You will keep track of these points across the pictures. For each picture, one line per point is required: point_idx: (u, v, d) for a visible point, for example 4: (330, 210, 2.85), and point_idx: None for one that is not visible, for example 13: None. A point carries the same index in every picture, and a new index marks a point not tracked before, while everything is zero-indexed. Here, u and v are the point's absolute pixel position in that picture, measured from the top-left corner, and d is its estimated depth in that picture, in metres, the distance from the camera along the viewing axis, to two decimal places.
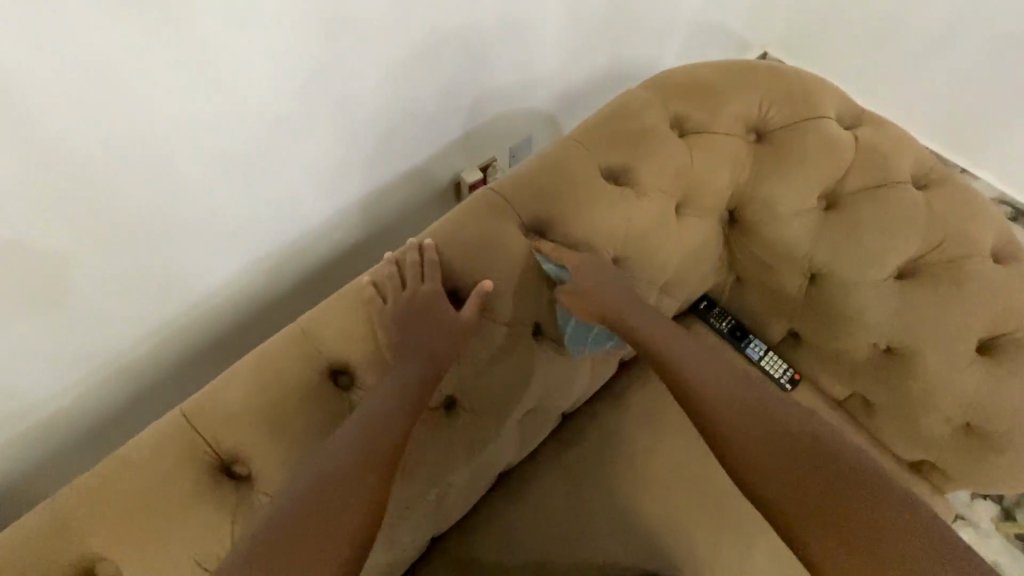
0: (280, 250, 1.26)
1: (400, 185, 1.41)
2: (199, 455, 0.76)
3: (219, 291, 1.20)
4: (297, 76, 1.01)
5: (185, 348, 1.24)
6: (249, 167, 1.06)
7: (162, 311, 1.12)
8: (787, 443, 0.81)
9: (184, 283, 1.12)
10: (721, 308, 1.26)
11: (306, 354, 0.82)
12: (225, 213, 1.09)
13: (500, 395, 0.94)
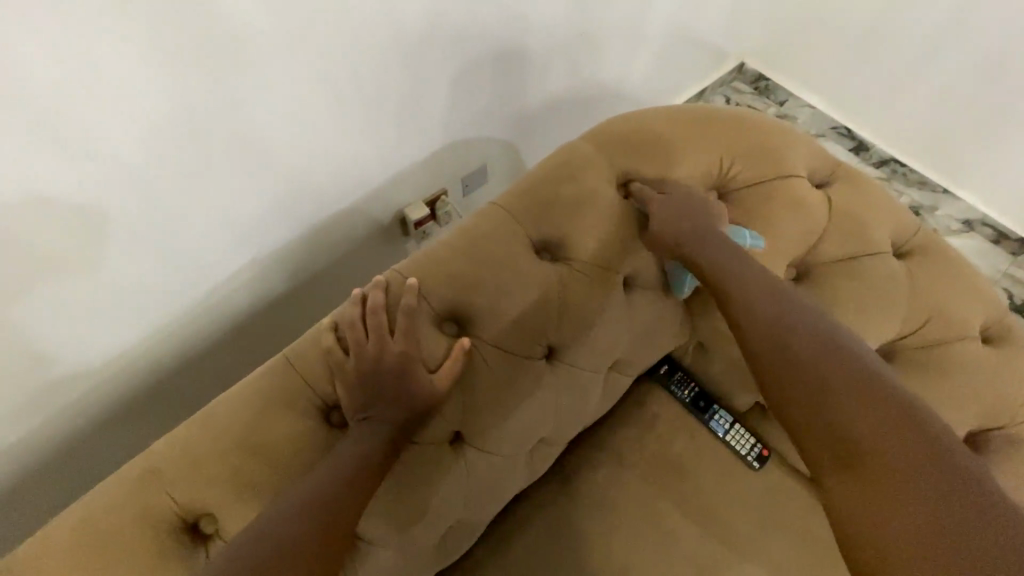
0: (188, 330, 1.11)
1: (326, 237, 1.22)
2: None
3: (108, 363, 1.02)
4: (191, 154, 0.90)
5: (65, 434, 1.04)
6: (148, 256, 0.96)
7: (46, 411, 0.99)
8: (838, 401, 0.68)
9: (64, 361, 0.96)
10: (683, 373, 1.19)
11: (152, 505, 0.67)
12: (121, 307, 0.98)
13: (413, 521, 0.78)
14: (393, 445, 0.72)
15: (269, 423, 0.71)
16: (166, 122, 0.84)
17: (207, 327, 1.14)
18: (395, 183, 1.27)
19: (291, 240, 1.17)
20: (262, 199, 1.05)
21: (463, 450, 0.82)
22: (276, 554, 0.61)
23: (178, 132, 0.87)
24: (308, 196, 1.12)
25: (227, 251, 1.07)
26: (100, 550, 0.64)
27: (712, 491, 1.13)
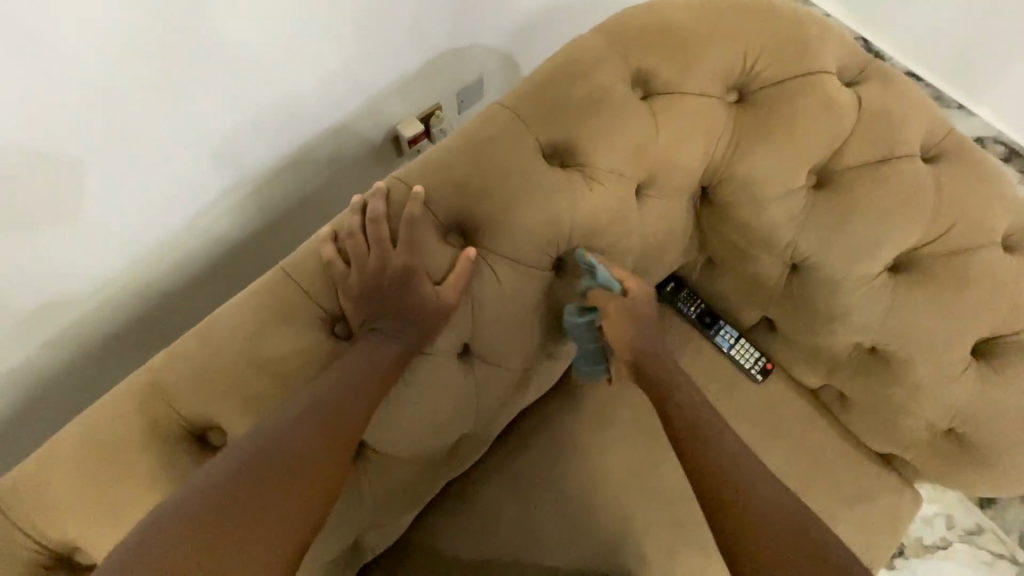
0: (168, 263, 1.05)
1: (316, 155, 1.13)
2: (25, 543, 0.61)
3: (98, 288, 0.97)
4: (134, 91, 0.80)
5: (60, 361, 1.00)
6: (106, 204, 0.89)
7: (24, 360, 0.95)
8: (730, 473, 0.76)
9: (56, 284, 0.91)
10: (689, 290, 1.17)
11: (159, 417, 0.65)
12: (98, 239, 0.92)
13: (421, 433, 0.78)
14: (399, 358, 0.70)
15: (268, 338, 0.68)
16: (99, 48, 0.74)
17: (198, 250, 1.08)
18: (385, 95, 1.16)
19: (281, 157, 1.08)
20: (225, 129, 0.95)
21: (470, 363, 0.80)
22: (275, 460, 0.61)
23: (110, 66, 0.76)
24: (282, 119, 1.02)
25: (195, 189, 0.99)
26: (108, 461, 0.63)
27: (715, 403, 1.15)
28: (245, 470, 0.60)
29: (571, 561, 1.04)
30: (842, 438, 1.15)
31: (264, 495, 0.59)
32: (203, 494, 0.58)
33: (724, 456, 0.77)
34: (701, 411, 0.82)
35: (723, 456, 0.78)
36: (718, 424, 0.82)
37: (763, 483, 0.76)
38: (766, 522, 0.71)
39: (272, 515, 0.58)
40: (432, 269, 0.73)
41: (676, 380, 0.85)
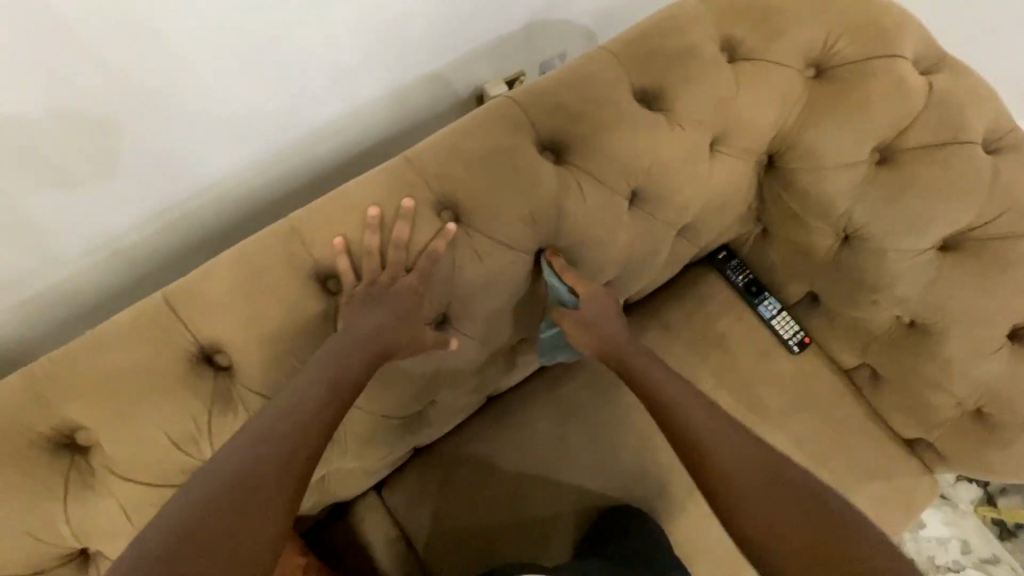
0: (273, 182, 1.08)
1: (413, 100, 1.17)
2: (177, 340, 0.72)
3: (212, 194, 1.01)
4: (286, 9, 0.85)
5: (157, 259, 1.04)
6: (219, 116, 0.91)
7: (121, 249, 0.97)
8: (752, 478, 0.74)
9: (178, 184, 0.95)
10: (739, 260, 1.25)
11: (294, 257, 0.76)
12: (227, 147, 0.96)
13: (498, 321, 0.89)
14: (489, 244, 0.82)
15: (388, 208, 0.79)
16: None
17: (300, 175, 1.11)
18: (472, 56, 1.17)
19: (385, 97, 1.11)
20: (338, 59, 0.97)
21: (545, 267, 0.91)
22: (247, 477, 0.64)
23: None
24: (394, 55, 1.05)
25: (301, 113, 1.01)
26: (247, 283, 0.74)
27: (754, 367, 1.21)
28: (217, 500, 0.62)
29: (599, 482, 1.14)
30: (869, 419, 1.20)
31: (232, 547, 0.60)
32: (169, 533, 0.59)
33: (719, 451, 0.78)
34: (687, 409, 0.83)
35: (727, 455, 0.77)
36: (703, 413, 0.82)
37: (747, 448, 0.78)
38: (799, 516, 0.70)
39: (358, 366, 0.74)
40: (528, 175, 0.83)
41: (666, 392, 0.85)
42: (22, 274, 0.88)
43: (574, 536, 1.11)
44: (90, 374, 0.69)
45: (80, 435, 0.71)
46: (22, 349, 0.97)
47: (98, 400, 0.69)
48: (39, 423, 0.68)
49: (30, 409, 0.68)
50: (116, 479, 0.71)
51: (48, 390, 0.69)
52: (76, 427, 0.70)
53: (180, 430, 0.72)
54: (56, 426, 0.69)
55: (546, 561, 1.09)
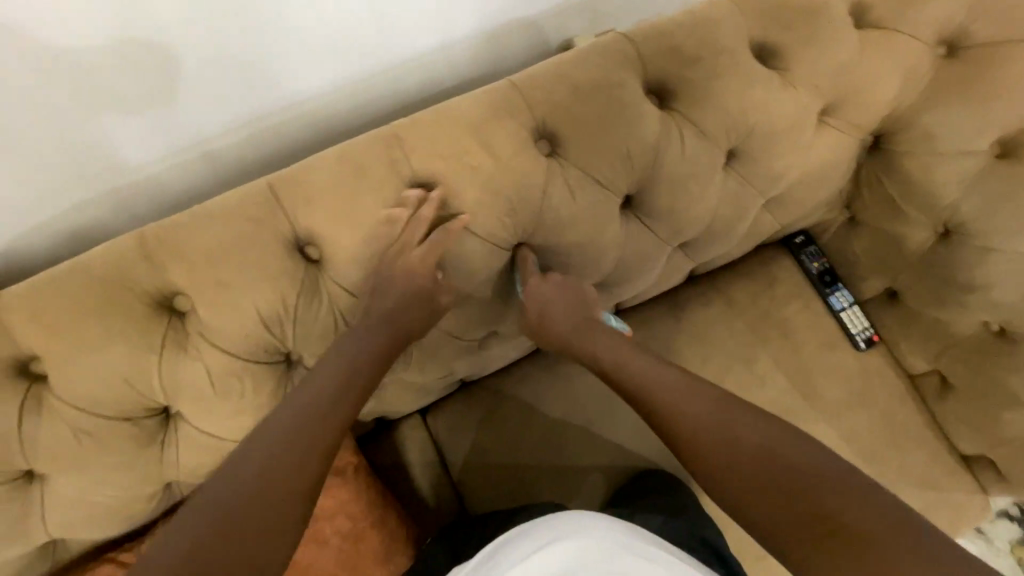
0: (355, 103, 1.05)
1: (506, 39, 1.10)
2: (276, 225, 0.75)
3: (296, 105, 0.98)
4: None
5: (232, 164, 1.02)
6: (317, 32, 0.88)
7: (206, 154, 0.96)
8: (724, 448, 0.74)
9: (263, 90, 0.92)
10: (817, 247, 1.21)
11: (392, 163, 0.77)
12: (318, 57, 0.92)
13: (573, 260, 0.89)
14: (585, 180, 0.82)
15: (487, 128, 0.79)
16: None
17: (383, 100, 1.07)
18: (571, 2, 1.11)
19: (481, 30, 1.05)
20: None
21: (626, 215, 0.90)
22: (284, 447, 0.70)
23: None
24: None
25: (395, 42, 0.97)
26: (348, 181, 0.76)
27: (815, 357, 1.18)
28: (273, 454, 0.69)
29: (639, 443, 1.15)
30: (929, 427, 1.15)
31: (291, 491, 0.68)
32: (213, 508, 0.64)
33: (703, 429, 0.77)
34: (673, 398, 0.81)
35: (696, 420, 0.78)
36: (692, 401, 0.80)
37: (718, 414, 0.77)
38: (773, 479, 0.70)
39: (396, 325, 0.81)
40: (631, 115, 0.81)
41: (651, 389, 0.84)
42: (97, 160, 0.87)
43: (603, 489, 1.12)
44: (196, 245, 0.73)
45: (177, 301, 0.75)
46: (87, 234, 0.98)
47: (199, 270, 0.73)
48: (146, 283, 0.73)
49: (138, 268, 0.72)
50: (206, 346, 0.75)
51: (155, 255, 0.73)
52: (176, 293, 0.74)
53: (270, 310, 0.76)
54: (159, 288, 0.74)
55: (576, 504, 1.11)
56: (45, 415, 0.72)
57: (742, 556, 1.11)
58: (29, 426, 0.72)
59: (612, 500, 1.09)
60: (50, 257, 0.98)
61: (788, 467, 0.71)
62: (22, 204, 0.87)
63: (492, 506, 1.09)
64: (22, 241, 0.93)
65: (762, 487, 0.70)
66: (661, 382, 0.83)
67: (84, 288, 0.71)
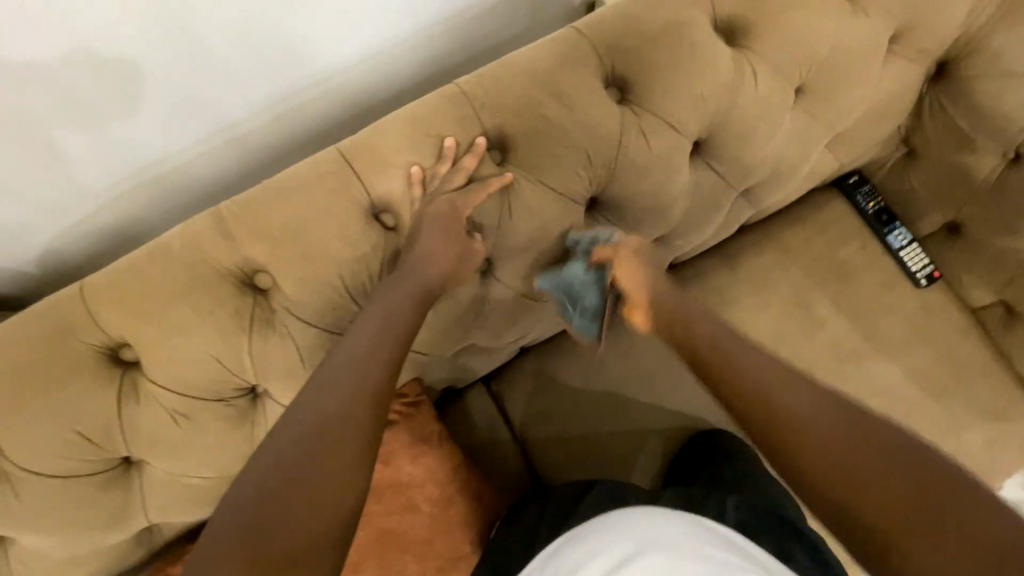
0: (390, 74, 0.98)
1: None
2: (353, 194, 0.74)
3: (330, 80, 0.92)
4: None
5: (266, 149, 0.96)
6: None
7: (239, 136, 0.91)
8: (825, 432, 0.61)
9: (296, 64, 0.86)
10: (872, 186, 1.19)
11: (465, 121, 0.75)
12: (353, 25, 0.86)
13: (645, 212, 0.87)
14: (658, 125, 0.80)
15: (558, 79, 0.76)
16: None
17: (418, 69, 1.00)
18: None
19: None
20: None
21: (695, 161, 0.88)
22: (301, 446, 0.61)
23: None
24: None
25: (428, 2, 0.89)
26: (423, 142, 0.74)
27: (876, 298, 1.17)
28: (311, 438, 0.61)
29: (705, 399, 1.13)
30: (994, 360, 1.16)
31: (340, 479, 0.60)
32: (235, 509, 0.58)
33: (803, 414, 0.63)
34: (738, 362, 0.70)
35: (791, 398, 0.65)
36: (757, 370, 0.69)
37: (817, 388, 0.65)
38: (882, 470, 0.58)
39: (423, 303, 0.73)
40: (704, 55, 0.79)
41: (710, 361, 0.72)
42: (130, 153, 0.83)
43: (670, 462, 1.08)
44: (274, 219, 0.72)
45: (259, 277, 0.74)
46: (126, 233, 0.94)
47: (280, 243, 0.72)
48: (228, 261, 0.72)
49: (219, 247, 0.71)
50: (293, 320, 0.75)
51: (235, 231, 0.71)
52: (257, 270, 0.73)
53: (353, 279, 0.75)
54: (240, 265, 0.72)
55: (638, 479, 1.07)
56: (142, 400, 0.72)
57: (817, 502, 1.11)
58: (128, 412, 0.72)
59: (673, 474, 1.05)
60: (93, 260, 0.94)
61: (894, 454, 0.59)
62: (59, 204, 0.83)
63: (565, 480, 1.05)
64: (62, 242, 0.89)
65: (869, 480, 0.57)
66: (745, 354, 0.71)
67: (168, 271, 0.70)
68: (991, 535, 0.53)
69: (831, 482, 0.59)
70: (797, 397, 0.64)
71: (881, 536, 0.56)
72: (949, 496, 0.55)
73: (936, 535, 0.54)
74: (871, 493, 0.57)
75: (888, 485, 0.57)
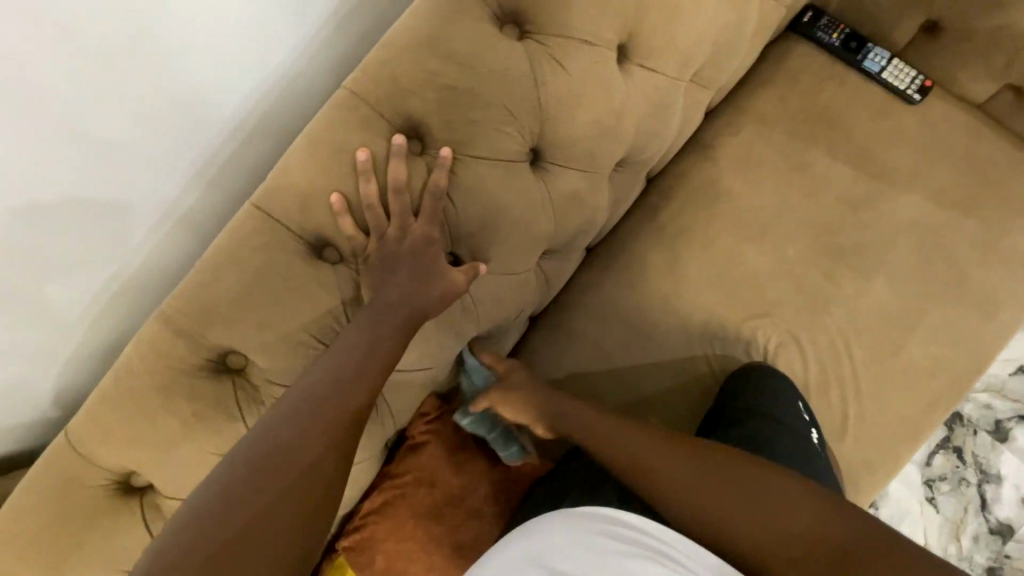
0: (292, 105, 0.84)
1: None
2: (285, 243, 0.68)
3: (232, 136, 0.79)
4: None
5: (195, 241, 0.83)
6: (217, 18, 0.68)
7: (186, 212, 0.79)
8: (697, 485, 0.73)
9: (185, 129, 0.72)
10: (829, 17, 1.09)
11: (369, 124, 0.68)
12: (228, 59, 0.72)
13: (594, 142, 0.79)
14: (572, 49, 0.72)
15: (449, 42, 0.69)
16: None
17: (319, 88, 0.86)
18: None
19: None
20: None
21: (627, 69, 0.79)
22: (269, 472, 0.60)
23: None
24: None
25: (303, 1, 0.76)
26: (334, 164, 0.68)
27: (871, 132, 1.07)
28: (275, 464, 0.60)
29: (731, 307, 1.05)
30: (1015, 148, 1.06)
31: (302, 502, 0.60)
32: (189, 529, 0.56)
33: (677, 482, 0.73)
34: (616, 447, 0.78)
35: (665, 467, 0.75)
36: (672, 447, 0.77)
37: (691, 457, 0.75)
38: (750, 502, 0.70)
39: (396, 325, 0.70)
40: None
41: (617, 445, 0.78)
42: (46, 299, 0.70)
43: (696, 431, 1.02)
44: (215, 298, 0.67)
45: (229, 358, 0.71)
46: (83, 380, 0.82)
47: (235, 321, 0.68)
48: (191, 357, 0.68)
49: (177, 347, 0.68)
50: (279, 389, 0.72)
51: (185, 326, 0.67)
52: (225, 352, 0.70)
53: (321, 326, 0.71)
54: (207, 354, 0.69)
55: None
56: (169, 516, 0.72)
57: (880, 365, 1.03)
58: None
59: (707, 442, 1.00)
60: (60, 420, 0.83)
61: (755, 492, 0.71)
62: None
63: None
64: (61, 385, 0.80)
65: (741, 515, 0.70)
66: (625, 439, 0.79)
67: (136, 390, 0.67)
68: (852, 539, 0.65)
69: (716, 533, 0.70)
70: (670, 463, 0.75)
71: (763, 561, 0.68)
72: (808, 517, 0.68)
73: (802, 550, 0.67)
74: (745, 523, 0.69)
75: (763, 512, 0.69)
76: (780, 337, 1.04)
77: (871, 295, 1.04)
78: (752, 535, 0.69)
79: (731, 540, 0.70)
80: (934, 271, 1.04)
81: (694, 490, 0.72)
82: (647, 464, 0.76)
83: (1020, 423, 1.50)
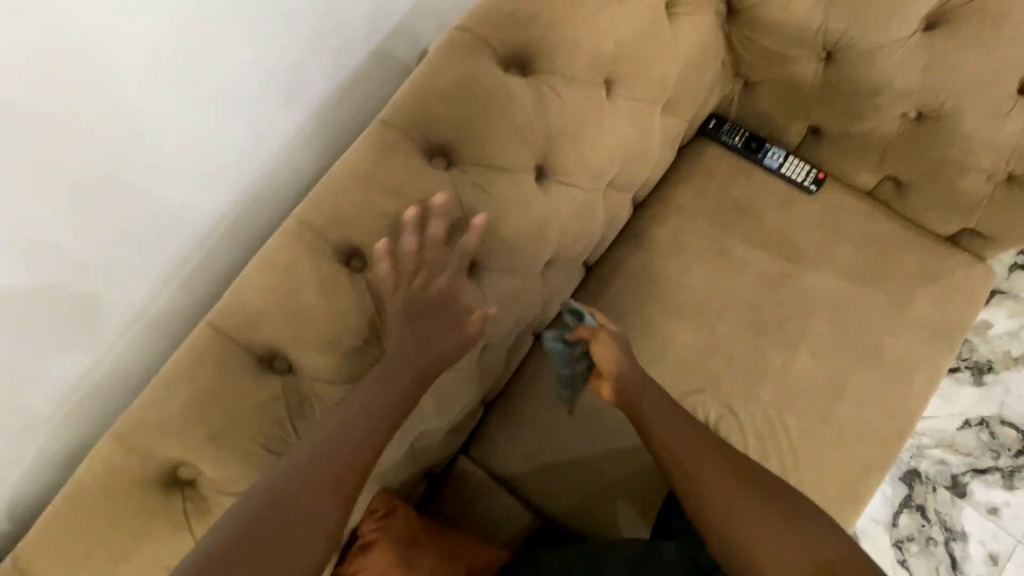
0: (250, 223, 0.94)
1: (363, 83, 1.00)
2: (237, 358, 0.75)
3: (195, 253, 0.88)
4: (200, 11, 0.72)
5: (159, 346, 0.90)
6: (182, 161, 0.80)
7: (152, 319, 0.87)
8: (713, 476, 0.81)
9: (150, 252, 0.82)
10: (731, 123, 1.25)
11: (314, 248, 0.77)
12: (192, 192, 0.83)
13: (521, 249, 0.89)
14: (493, 174, 0.84)
15: (384, 174, 0.79)
16: None
17: (275, 205, 0.97)
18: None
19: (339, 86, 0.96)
20: (277, 53, 0.84)
21: (546, 184, 0.91)
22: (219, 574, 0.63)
23: None
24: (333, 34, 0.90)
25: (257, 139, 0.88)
26: (282, 284, 0.76)
27: (779, 220, 1.20)
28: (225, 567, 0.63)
29: (670, 384, 1.12)
30: (905, 227, 1.19)
31: None
32: None
33: (697, 467, 0.82)
34: (652, 424, 0.86)
35: (690, 451, 0.83)
36: (698, 442, 0.85)
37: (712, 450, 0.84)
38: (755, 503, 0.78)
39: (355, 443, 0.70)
40: (506, 97, 0.83)
41: (655, 425, 0.86)
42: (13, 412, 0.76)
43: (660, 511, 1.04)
44: (171, 414, 0.72)
45: (181, 471, 0.75)
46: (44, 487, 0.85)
47: (188, 434, 0.72)
48: (147, 471, 0.72)
49: (132, 464, 0.72)
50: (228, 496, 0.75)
51: (140, 443, 0.72)
52: (178, 465, 0.74)
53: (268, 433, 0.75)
54: (160, 469, 0.73)
55: (627, 533, 1.05)
56: None
57: (814, 433, 1.09)
58: None
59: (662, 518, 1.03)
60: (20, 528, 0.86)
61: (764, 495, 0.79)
62: None
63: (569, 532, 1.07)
64: (24, 486, 0.83)
65: (744, 514, 0.77)
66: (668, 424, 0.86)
67: (91, 506, 0.70)
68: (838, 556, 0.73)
69: (716, 515, 0.78)
70: (695, 452, 0.83)
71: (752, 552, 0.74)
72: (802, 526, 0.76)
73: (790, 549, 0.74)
74: (747, 519, 0.77)
75: (764, 510, 0.77)
76: (718, 411, 1.10)
77: (797, 367, 1.13)
78: (745, 527, 0.76)
79: (724, 532, 0.77)
80: (851, 341, 1.14)
81: (708, 478, 0.81)
82: (678, 445, 0.84)
83: (974, 476, 1.55)
